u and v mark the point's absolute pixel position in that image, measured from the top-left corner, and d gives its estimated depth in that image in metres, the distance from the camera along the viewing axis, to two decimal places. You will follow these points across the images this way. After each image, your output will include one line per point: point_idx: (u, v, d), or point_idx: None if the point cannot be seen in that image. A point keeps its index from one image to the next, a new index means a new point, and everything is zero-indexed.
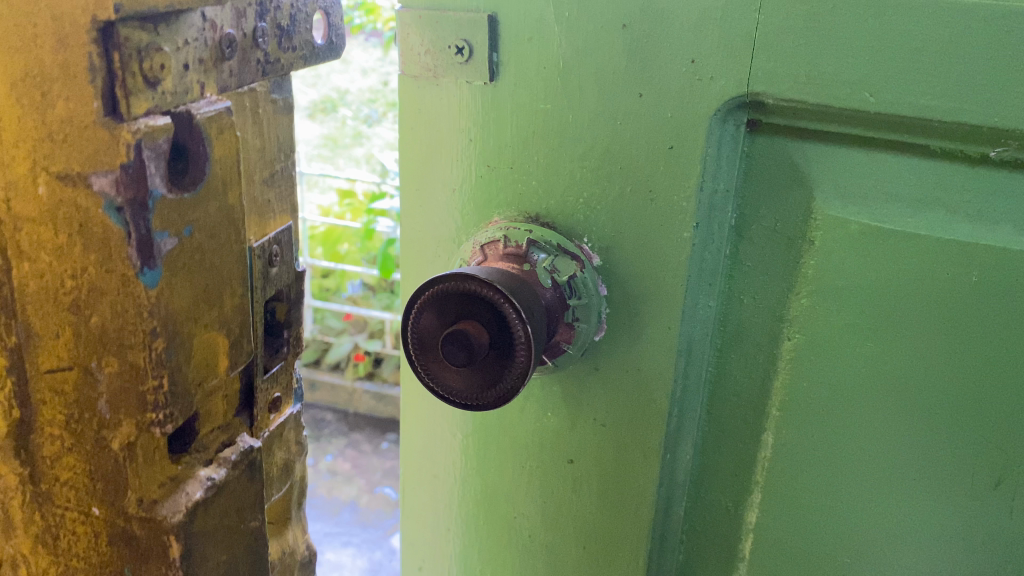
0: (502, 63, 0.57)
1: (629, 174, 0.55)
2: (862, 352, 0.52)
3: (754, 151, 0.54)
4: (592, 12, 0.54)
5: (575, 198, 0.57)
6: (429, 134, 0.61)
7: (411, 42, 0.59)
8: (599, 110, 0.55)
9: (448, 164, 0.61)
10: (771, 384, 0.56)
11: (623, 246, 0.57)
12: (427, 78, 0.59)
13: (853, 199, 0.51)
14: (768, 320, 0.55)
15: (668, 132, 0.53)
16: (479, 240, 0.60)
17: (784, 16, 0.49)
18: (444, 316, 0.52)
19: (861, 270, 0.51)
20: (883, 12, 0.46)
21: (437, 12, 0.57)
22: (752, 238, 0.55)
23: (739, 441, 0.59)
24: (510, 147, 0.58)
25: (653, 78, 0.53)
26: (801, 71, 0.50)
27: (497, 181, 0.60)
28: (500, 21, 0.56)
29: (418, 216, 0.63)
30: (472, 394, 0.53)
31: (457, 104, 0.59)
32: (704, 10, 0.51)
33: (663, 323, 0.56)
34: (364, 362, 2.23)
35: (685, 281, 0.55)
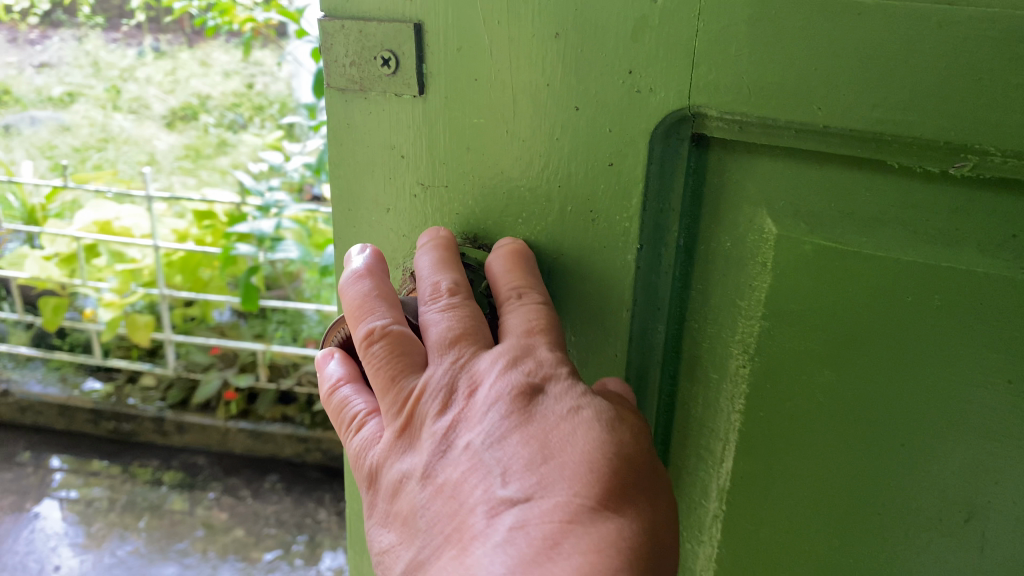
0: (430, 74, 0.54)
1: (569, 192, 0.54)
2: (822, 379, 0.50)
3: (706, 170, 0.53)
4: (524, 17, 0.51)
5: (513, 218, 0.56)
6: (358, 154, 0.59)
7: (338, 53, 0.56)
8: (537, 126, 0.53)
9: (379, 185, 0.59)
10: (728, 409, 0.55)
11: (565, 269, 0.56)
12: (354, 90, 0.56)
13: (803, 217, 0.49)
14: (722, 342, 0.54)
15: (607, 148, 0.52)
16: (408, 267, 0.61)
17: (725, 22, 0.47)
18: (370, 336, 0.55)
19: (815, 293, 0.49)
20: (828, 14, 0.45)
21: (359, 22, 0.54)
22: (701, 258, 0.54)
23: (700, 471, 0.58)
24: (445, 164, 0.56)
25: (590, 91, 0.52)
26: (747, 81, 0.48)
27: (428, 199, 0.58)
28: (426, 30, 0.53)
29: (355, 235, 0.62)
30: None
31: (387, 119, 0.56)
32: (640, 18, 0.49)
33: (609, 352, 0.56)
34: (235, 401, 2.10)
35: (631, 308, 0.55)
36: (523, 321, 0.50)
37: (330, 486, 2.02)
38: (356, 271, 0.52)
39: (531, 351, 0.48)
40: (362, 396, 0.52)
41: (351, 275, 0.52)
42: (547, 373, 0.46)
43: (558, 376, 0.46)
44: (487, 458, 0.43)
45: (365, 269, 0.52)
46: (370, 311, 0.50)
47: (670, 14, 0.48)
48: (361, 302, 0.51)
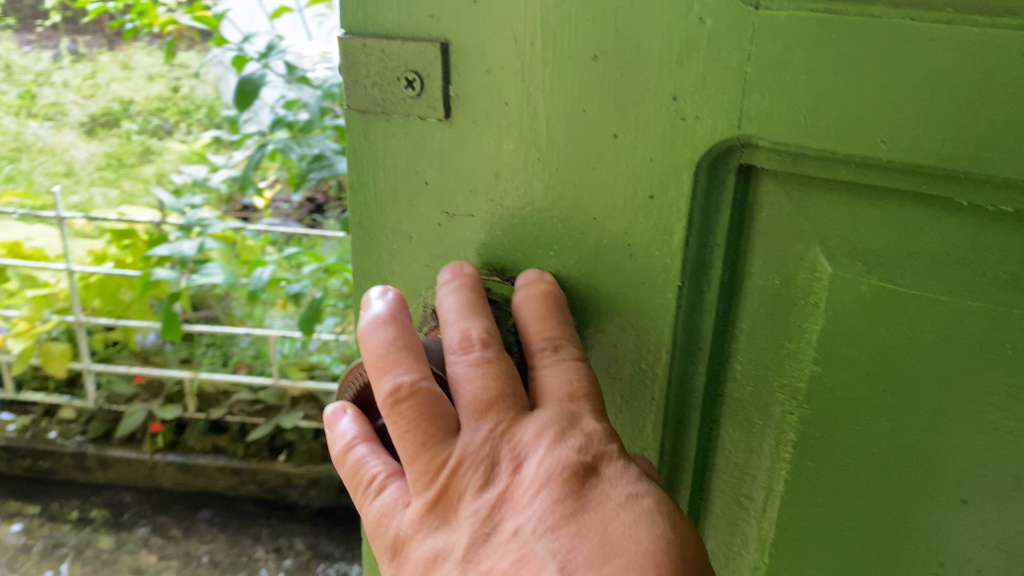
0: (456, 97, 0.51)
1: (604, 226, 0.51)
2: (877, 429, 0.48)
3: (755, 202, 0.49)
4: (559, 37, 0.48)
5: (545, 251, 0.53)
6: (380, 176, 0.55)
7: (357, 72, 0.52)
8: (571, 155, 0.50)
9: (403, 212, 0.56)
10: (774, 455, 0.52)
11: (600, 305, 0.53)
12: (377, 113, 0.53)
13: (861, 256, 0.46)
14: (768, 387, 0.51)
15: (648, 179, 0.49)
16: (428, 304, 0.58)
17: (785, 46, 0.44)
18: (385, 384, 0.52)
19: (871, 338, 0.47)
20: (898, 39, 0.42)
21: (382, 40, 0.51)
22: (746, 296, 0.50)
23: (739, 517, 0.56)
24: (473, 194, 0.54)
25: (630, 117, 0.48)
26: (802, 112, 0.45)
27: (452, 227, 0.55)
28: (451, 49, 0.50)
29: (375, 263, 0.59)
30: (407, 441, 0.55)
31: (410, 142, 0.53)
32: (684, 42, 0.46)
33: (645, 395, 0.54)
34: (162, 433, 1.97)
35: (671, 349, 0.52)
36: (560, 380, 0.48)
37: (266, 522, 1.92)
38: (377, 317, 0.49)
39: (578, 425, 0.46)
40: (378, 456, 0.50)
41: (372, 320, 0.49)
42: (597, 455, 0.45)
43: (607, 459, 0.45)
44: (543, 549, 0.42)
45: (388, 315, 0.49)
46: (393, 364, 0.47)
47: (720, 37, 0.45)
48: (383, 354, 0.47)
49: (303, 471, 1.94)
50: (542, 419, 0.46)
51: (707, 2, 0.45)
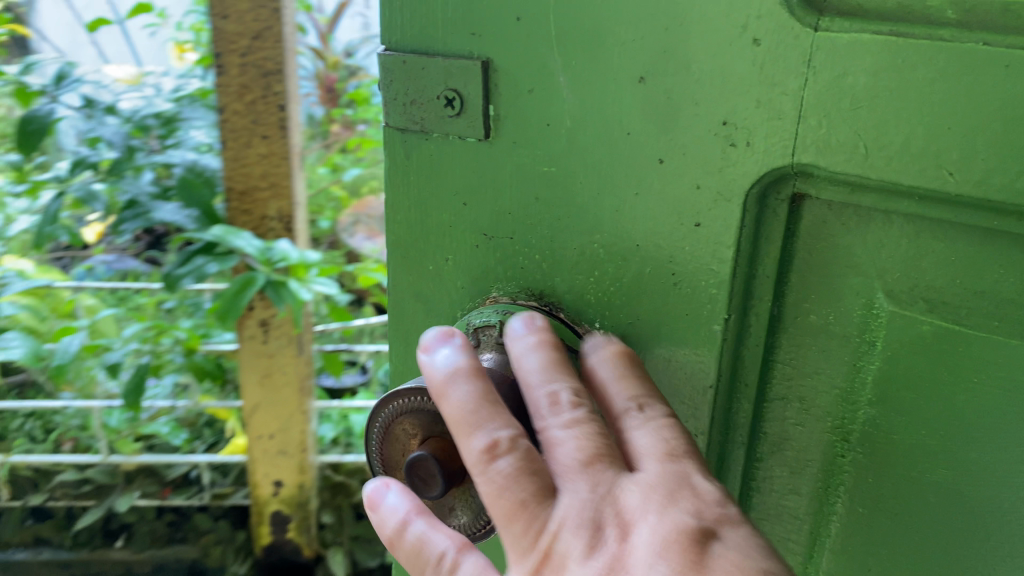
0: (499, 117, 0.48)
1: (646, 254, 0.47)
2: (932, 476, 0.46)
3: (805, 231, 0.46)
4: (602, 54, 0.45)
5: (585, 277, 0.50)
6: (427, 185, 0.53)
7: (395, 90, 0.51)
8: (611, 178, 0.47)
9: (442, 229, 0.53)
10: (822, 496, 0.50)
11: (640, 336, 0.49)
12: (415, 131, 0.51)
13: (922, 293, 0.44)
14: (818, 428, 0.49)
15: (693, 207, 0.45)
16: (471, 323, 0.52)
17: (851, 63, 0.41)
18: (420, 431, 0.45)
19: (930, 380, 0.45)
20: (987, 59, 0.38)
21: (423, 56, 0.49)
22: (797, 333, 0.47)
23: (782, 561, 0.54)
24: (510, 215, 0.51)
25: (678, 142, 0.45)
26: (864, 138, 0.42)
27: (497, 249, 0.52)
28: (494, 68, 0.47)
29: (410, 282, 0.56)
30: (463, 517, 0.46)
31: (449, 164, 0.51)
32: (738, 62, 0.43)
33: (688, 428, 0.50)
34: None
35: (717, 385, 0.48)
36: (655, 437, 0.41)
37: None
38: (454, 367, 0.42)
39: (687, 485, 0.39)
40: (442, 532, 0.42)
41: (451, 369, 0.42)
42: (713, 521, 0.37)
43: (725, 526, 0.37)
44: None
45: (469, 365, 0.42)
46: (487, 419, 0.40)
47: (774, 61, 0.42)
48: (471, 407, 0.40)
49: (146, 557, 2.04)
50: (643, 481, 0.39)
51: (762, 21, 0.42)
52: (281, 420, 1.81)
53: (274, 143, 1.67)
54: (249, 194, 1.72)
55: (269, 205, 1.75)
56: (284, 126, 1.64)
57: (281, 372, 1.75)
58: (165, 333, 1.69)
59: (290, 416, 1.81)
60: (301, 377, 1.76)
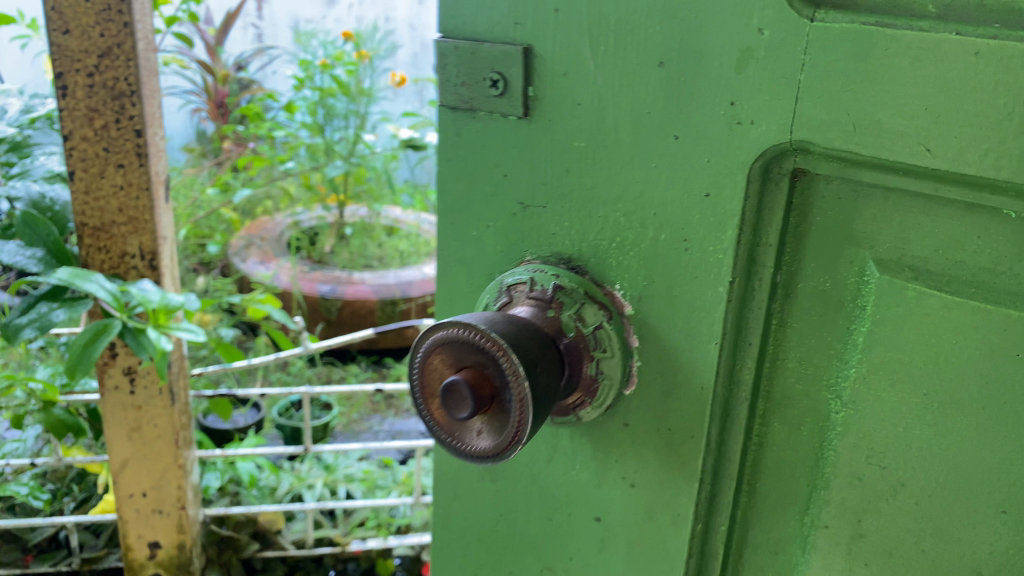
0: (537, 98, 0.53)
1: (663, 220, 0.50)
2: (918, 434, 0.48)
3: (803, 206, 0.49)
4: (627, 42, 0.49)
5: (607, 242, 0.53)
6: (468, 157, 0.57)
7: (450, 73, 0.55)
8: (633, 149, 0.50)
9: (483, 197, 0.58)
10: (818, 457, 0.53)
11: (654, 299, 0.52)
12: (464, 110, 0.55)
13: (908, 261, 0.47)
14: (816, 388, 0.51)
15: (704, 178, 0.48)
16: (504, 280, 0.57)
17: (837, 46, 0.43)
18: (455, 363, 0.50)
19: (917, 344, 0.47)
20: (967, 47, 0.40)
21: (472, 43, 0.53)
22: (798, 297, 0.50)
23: (780, 522, 0.56)
24: (543, 185, 0.55)
25: (690, 119, 0.48)
26: (849, 118, 0.44)
27: (526, 219, 0.57)
28: (535, 54, 0.51)
29: (455, 250, 0.61)
30: (487, 440, 0.50)
31: (487, 141, 0.56)
32: (745, 47, 0.45)
33: (694, 385, 0.51)
34: None
35: (720, 344, 0.50)
36: None
37: None
38: None
39: None
40: None
41: None
42: None
43: None
44: None
45: None
46: None
47: (775, 48, 0.45)
48: None
49: None
50: None
51: (766, 11, 0.44)
52: (154, 478, 1.74)
53: (131, 173, 1.63)
54: (105, 229, 1.68)
55: (129, 241, 1.71)
56: (140, 152, 1.62)
57: (151, 426, 1.67)
58: (16, 384, 1.51)
59: (163, 474, 1.74)
60: (173, 431, 1.68)
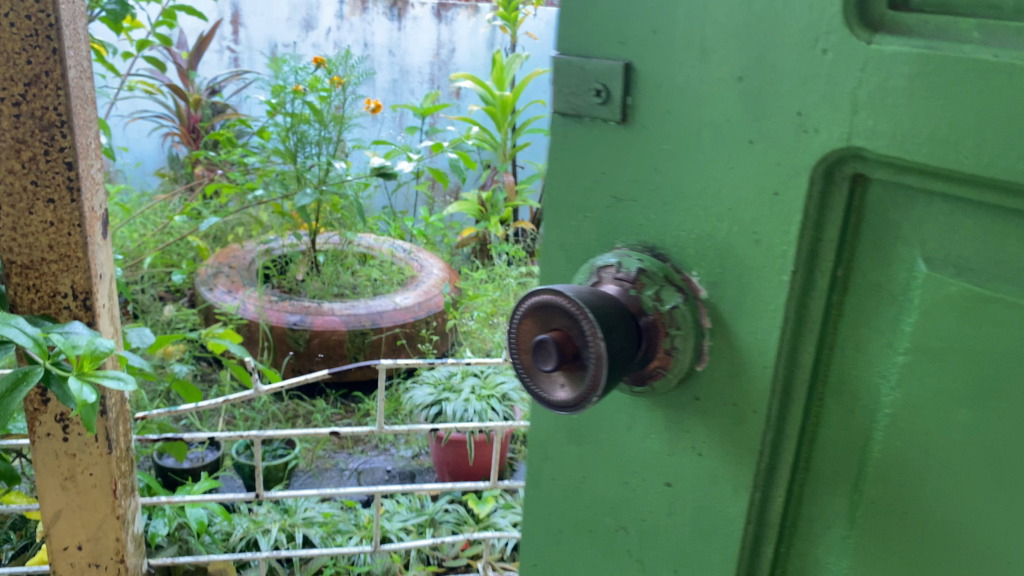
0: (634, 107, 0.60)
1: (737, 215, 0.56)
2: (958, 421, 0.49)
3: (861, 207, 0.53)
4: (712, 61, 0.55)
5: (689, 234, 0.59)
6: (571, 155, 0.65)
7: (561, 85, 0.63)
8: (714, 152, 0.56)
9: (581, 190, 0.66)
10: (866, 441, 0.55)
11: (726, 285, 0.58)
12: (573, 116, 0.64)
13: (953, 260, 0.49)
14: (867, 374, 0.54)
15: (774, 178, 0.54)
16: (597, 262, 0.64)
17: (892, 66, 0.47)
18: (545, 323, 0.57)
19: (956, 336, 0.49)
20: (1008, 73, 0.43)
21: (581, 59, 0.61)
22: (856, 289, 0.54)
23: (833, 502, 0.58)
24: (634, 183, 0.62)
25: (764, 127, 0.53)
26: (897, 130, 0.48)
27: (617, 212, 0.64)
28: (635, 69, 0.59)
29: (557, 237, 0.69)
30: (566, 393, 0.57)
31: (591, 141, 0.64)
32: (812, 66, 0.50)
33: (758, 363, 0.57)
34: None
35: (781, 326, 0.56)
36: None
37: None
38: None
39: None
40: None
41: None
42: None
43: None
44: None
45: None
46: None
47: (837, 67, 0.49)
48: None
49: None
50: None
51: (830, 36, 0.49)
52: (89, 531, 1.66)
53: (62, 208, 1.53)
54: (34, 267, 1.57)
55: (61, 280, 1.59)
56: (71, 186, 1.51)
57: (87, 474, 1.60)
58: None
59: (99, 526, 1.66)
60: (111, 478, 1.60)
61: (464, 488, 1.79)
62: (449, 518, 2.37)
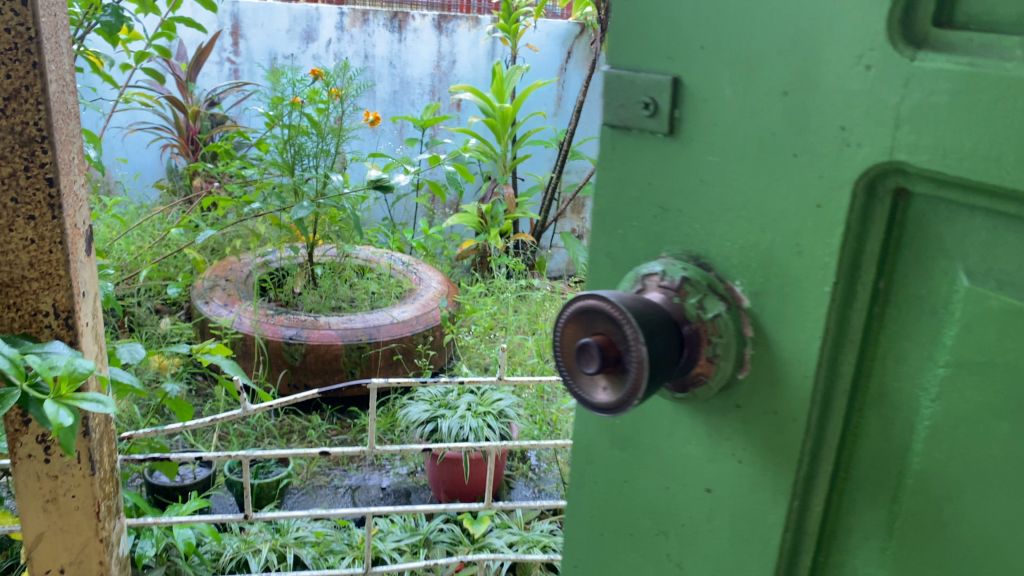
0: (682, 120, 0.61)
1: (781, 226, 0.57)
2: (999, 434, 0.49)
3: (905, 220, 0.53)
4: (759, 75, 0.55)
5: (733, 244, 0.60)
6: (618, 165, 0.66)
7: (611, 98, 0.65)
8: (760, 163, 0.57)
9: (628, 199, 0.67)
10: (905, 452, 0.55)
11: (768, 295, 0.58)
12: (623, 128, 0.65)
13: (995, 274, 0.49)
14: (907, 386, 0.54)
15: (818, 190, 0.54)
16: (641, 271, 0.65)
17: (935, 83, 0.47)
18: (588, 327, 0.57)
19: (997, 350, 0.49)
20: None
21: (632, 72, 0.62)
22: (897, 301, 0.54)
23: (872, 512, 0.58)
24: (679, 193, 0.63)
25: (808, 139, 0.54)
26: (940, 145, 0.48)
27: (663, 222, 0.65)
28: (683, 83, 0.60)
29: (604, 246, 0.70)
30: (608, 396, 0.57)
31: (638, 153, 0.65)
32: (856, 81, 0.51)
33: (799, 372, 0.58)
34: None
35: (823, 337, 0.56)
36: None
37: None
38: None
39: None
40: None
41: None
42: None
43: None
44: None
45: None
46: None
47: (880, 83, 0.50)
48: None
49: None
50: None
51: (874, 52, 0.50)
52: (72, 556, 1.61)
53: (43, 225, 1.46)
54: (15, 286, 1.49)
55: (42, 298, 1.51)
56: (52, 203, 1.44)
57: (69, 496, 1.56)
58: None
59: (82, 550, 1.61)
60: (93, 500, 1.56)
61: (455, 509, 1.76)
62: (444, 539, 2.35)
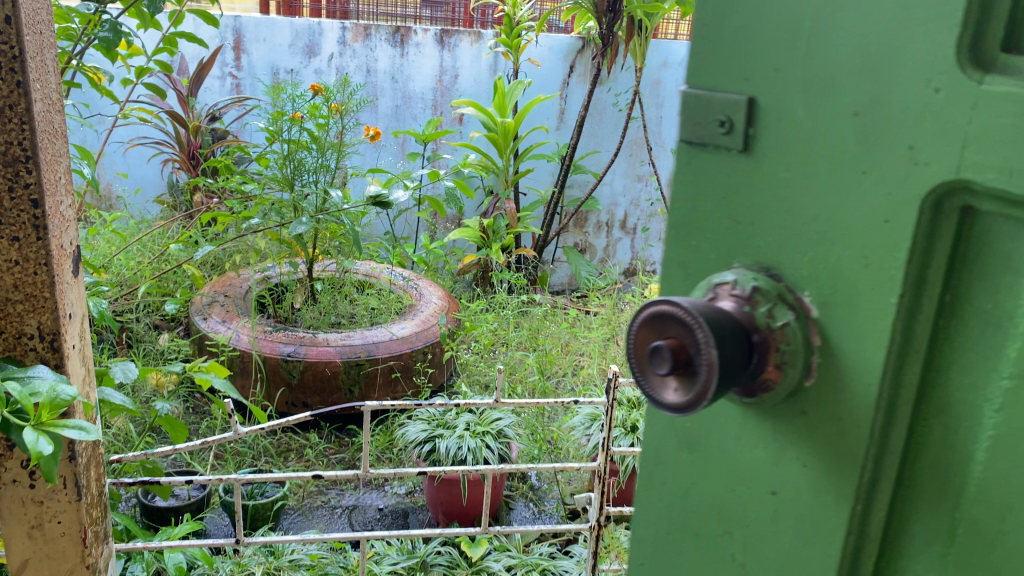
0: (756, 136, 0.62)
1: (849, 239, 0.57)
2: None
3: (972, 237, 0.54)
4: (835, 93, 0.56)
5: (803, 255, 0.60)
6: (692, 177, 0.67)
7: (688, 117, 0.66)
8: (831, 177, 0.57)
9: (701, 211, 0.68)
10: (967, 466, 0.55)
11: (835, 306, 0.59)
12: (699, 144, 0.66)
13: None
14: (972, 399, 0.55)
15: (886, 206, 0.55)
16: (713, 280, 0.65)
17: (1002, 107, 0.47)
18: (660, 331, 0.57)
19: None
20: None
21: (707, 92, 0.64)
22: (964, 316, 0.54)
23: (933, 522, 0.58)
24: (751, 206, 0.64)
25: (878, 156, 0.54)
26: (1006, 165, 0.48)
27: (736, 233, 0.65)
28: (758, 102, 0.61)
29: (676, 255, 0.71)
30: (676, 398, 0.57)
31: (714, 167, 0.66)
32: (924, 102, 0.51)
33: (863, 382, 0.58)
34: None
35: (889, 349, 0.57)
36: None
37: None
38: None
39: None
40: None
41: None
42: None
43: None
44: None
45: None
46: None
47: (948, 105, 0.50)
48: None
49: None
50: None
51: (942, 76, 0.50)
52: None
53: (27, 247, 1.41)
54: None
55: (26, 321, 1.45)
56: (37, 224, 1.40)
57: (54, 523, 1.50)
58: None
59: None
60: (78, 526, 1.51)
61: (450, 533, 1.76)
62: (441, 561, 2.33)
